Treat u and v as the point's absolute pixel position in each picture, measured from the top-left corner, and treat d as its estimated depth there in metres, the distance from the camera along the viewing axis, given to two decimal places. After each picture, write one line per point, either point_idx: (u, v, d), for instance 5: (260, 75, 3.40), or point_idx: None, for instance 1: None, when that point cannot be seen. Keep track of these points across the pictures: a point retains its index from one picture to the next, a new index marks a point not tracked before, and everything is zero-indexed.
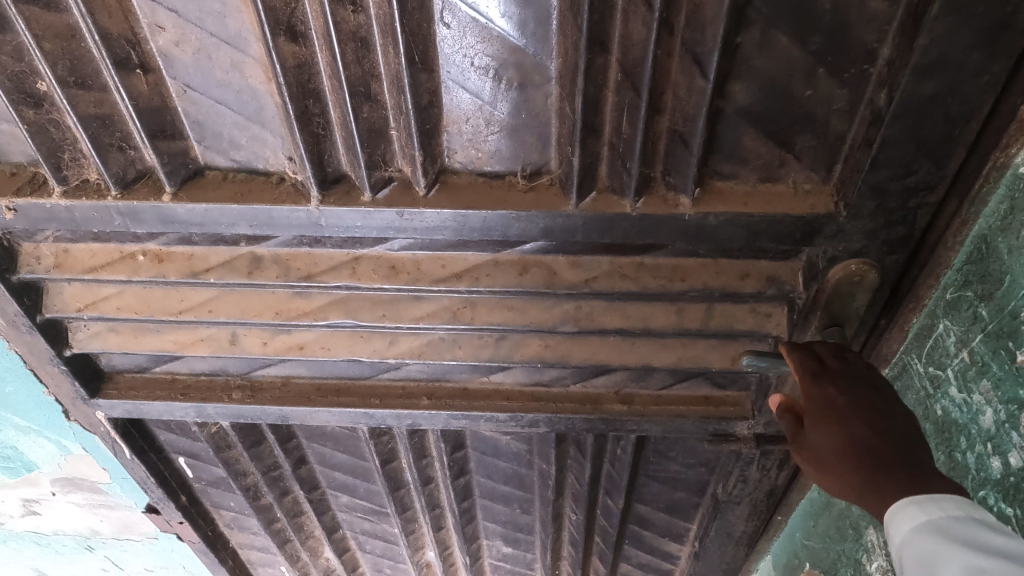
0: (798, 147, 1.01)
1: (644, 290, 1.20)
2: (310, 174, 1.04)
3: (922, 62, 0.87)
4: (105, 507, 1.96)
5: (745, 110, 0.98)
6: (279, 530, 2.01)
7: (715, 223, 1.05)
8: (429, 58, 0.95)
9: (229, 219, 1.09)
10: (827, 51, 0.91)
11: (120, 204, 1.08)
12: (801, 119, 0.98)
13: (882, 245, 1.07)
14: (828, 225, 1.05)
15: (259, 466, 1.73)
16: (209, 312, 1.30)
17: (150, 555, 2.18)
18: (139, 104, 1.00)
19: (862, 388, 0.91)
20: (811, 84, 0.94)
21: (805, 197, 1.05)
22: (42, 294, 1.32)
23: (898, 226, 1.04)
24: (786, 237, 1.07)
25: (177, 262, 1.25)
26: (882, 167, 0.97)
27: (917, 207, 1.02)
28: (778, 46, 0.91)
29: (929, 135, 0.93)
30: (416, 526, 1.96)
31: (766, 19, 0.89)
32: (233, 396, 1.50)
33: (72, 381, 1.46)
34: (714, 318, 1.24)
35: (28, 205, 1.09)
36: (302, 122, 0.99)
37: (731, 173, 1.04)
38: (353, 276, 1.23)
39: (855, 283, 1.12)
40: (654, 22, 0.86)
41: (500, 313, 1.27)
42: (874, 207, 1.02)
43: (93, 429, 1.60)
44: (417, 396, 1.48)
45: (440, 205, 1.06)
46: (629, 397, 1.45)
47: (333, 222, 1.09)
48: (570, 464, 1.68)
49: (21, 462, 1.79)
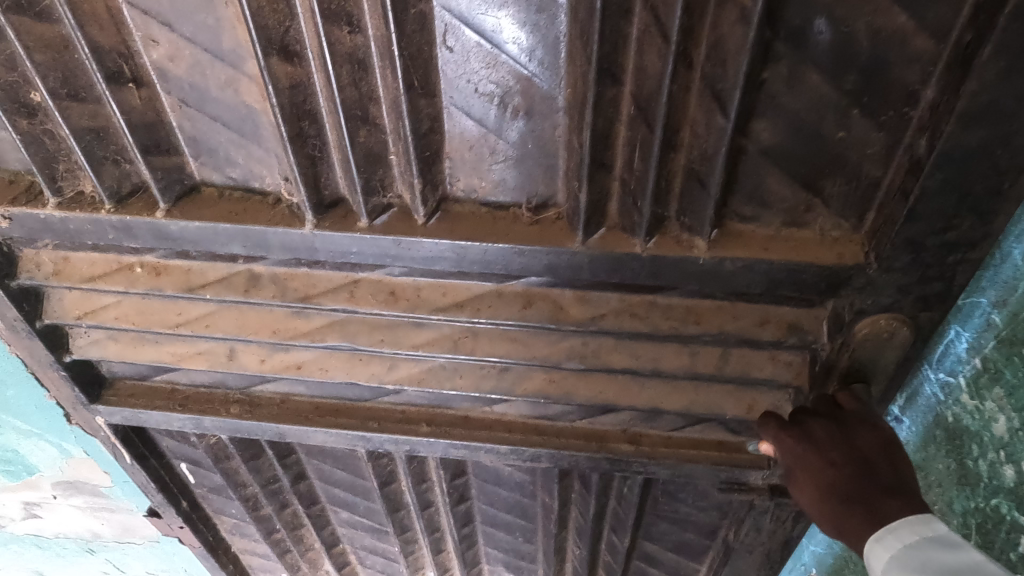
0: (828, 191, 0.93)
1: (655, 331, 1.13)
2: (305, 197, 0.99)
3: (970, 109, 0.78)
4: (107, 510, 1.96)
5: (769, 149, 0.90)
6: (279, 541, 1.98)
7: (732, 268, 0.98)
8: (430, 82, 0.89)
9: (223, 238, 1.05)
10: (863, 90, 0.83)
11: (114, 218, 1.05)
12: (831, 161, 0.90)
13: (916, 301, 0.98)
14: (857, 276, 0.96)
15: (257, 479, 1.70)
16: (206, 327, 1.27)
17: (152, 558, 2.18)
18: (132, 118, 0.96)
19: (818, 432, 0.99)
20: (843, 125, 0.86)
21: (832, 245, 0.96)
22: (41, 300, 1.30)
23: (934, 282, 0.95)
24: (809, 288, 0.99)
25: (174, 275, 1.22)
26: (920, 219, 0.88)
27: (957, 264, 0.92)
28: (808, 84, 0.83)
29: (974, 188, 0.84)
30: (415, 548, 1.91)
31: (796, 54, 0.81)
32: (231, 410, 1.47)
33: (72, 386, 1.45)
34: (729, 364, 1.16)
35: (23, 215, 1.07)
36: (296, 144, 0.94)
37: (752, 215, 0.97)
38: (351, 299, 1.19)
39: (885, 340, 1.02)
40: (671, 55, 0.78)
41: (503, 344, 1.21)
42: (908, 260, 0.93)
43: (94, 433, 1.59)
44: (416, 422, 1.42)
45: (439, 236, 1.01)
46: (637, 437, 1.38)
47: (327, 247, 1.04)
48: (573, 499, 1.61)
49: (22, 466, 1.78)
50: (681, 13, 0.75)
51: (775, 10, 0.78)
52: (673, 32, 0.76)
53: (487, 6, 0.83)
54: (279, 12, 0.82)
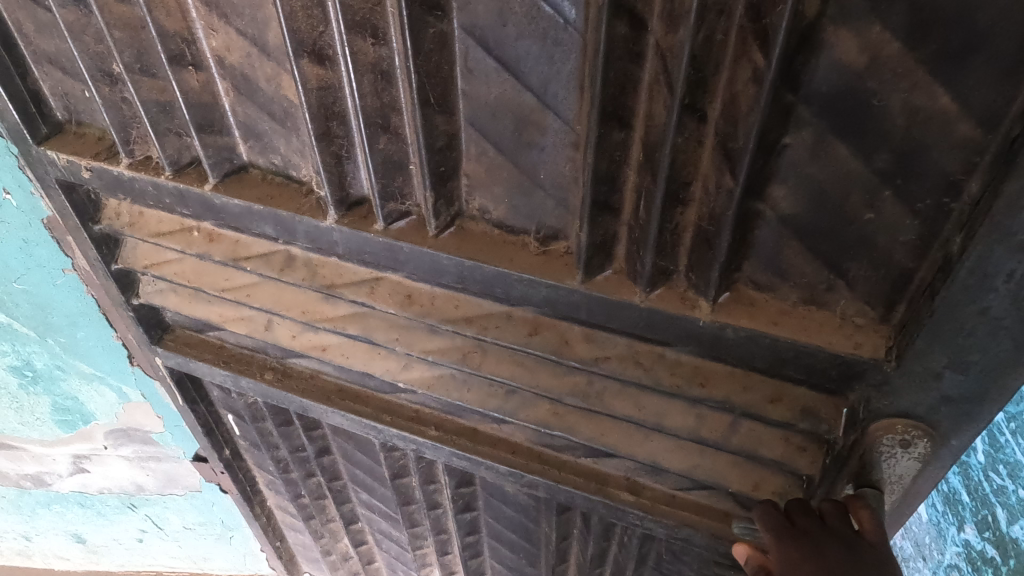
0: (851, 274, 0.84)
1: (657, 386, 1.07)
2: (329, 193, 1.03)
3: (1008, 213, 0.68)
4: (153, 460, 2.14)
5: (789, 219, 0.83)
6: (306, 505, 2.09)
7: (734, 336, 0.91)
8: (447, 100, 0.90)
9: (258, 217, 1.12)
10: (898, 172, 0.74)
11: (171, 184, 1.15)
12: (857, 243, 0.81)
13: (942, 410, 0.87)
14: (873, 372, 0.87)
15: (286, 444, 1.80)
16: (246, 298, 1.36)
17: (190, 510, 2.37)
18: (189, 97, 1.04)
19: (827, 551, 0.88)
20: (873, 207, 0.78)
21: (851, 333, 0.88)
22: (118, 246, 1.44)
23: (962, 395, 0.85)
24: (819, 371, 0.90)
25: (223, 244, 1.31)
26: (947, 323, 0.78)
27: (989, 381, 0.82)
28: (835, 156, 0.76)
29: (1010, 301, 0.74)
30: (423, 545, 1.94)
31: (821, 122, 0.74)
32: (266, 376, 1.56)
33: (136, 327, 1.60)
34: (736, 436, 1.09)
35: (102, 169, 1.21)
36: (323, 142, 0.98)
37: (767, 284, 0.90)
38: (371, 295, 1.22)
39: (901, 446, 0.92)
40: (676, 107, 0.74)
41: (509, 366, 1.20)
42: (932, 366, 0.83)
43: (153, 373, 1.75)
44: (427, 424, 1.45)
45: (447, 250, 1.02)
46: (639, 487, 1.32)
47: (346, 242, 1.08)
48: (573, 535, 1.57)
49: (79, 413, 1.95)
50: (689, 64, 0.71)
51: (799, 71, 0.71)
52: (678, 83, 0.72)
53: (506, 34, 0.82)
54: (313, 18, 0.86)
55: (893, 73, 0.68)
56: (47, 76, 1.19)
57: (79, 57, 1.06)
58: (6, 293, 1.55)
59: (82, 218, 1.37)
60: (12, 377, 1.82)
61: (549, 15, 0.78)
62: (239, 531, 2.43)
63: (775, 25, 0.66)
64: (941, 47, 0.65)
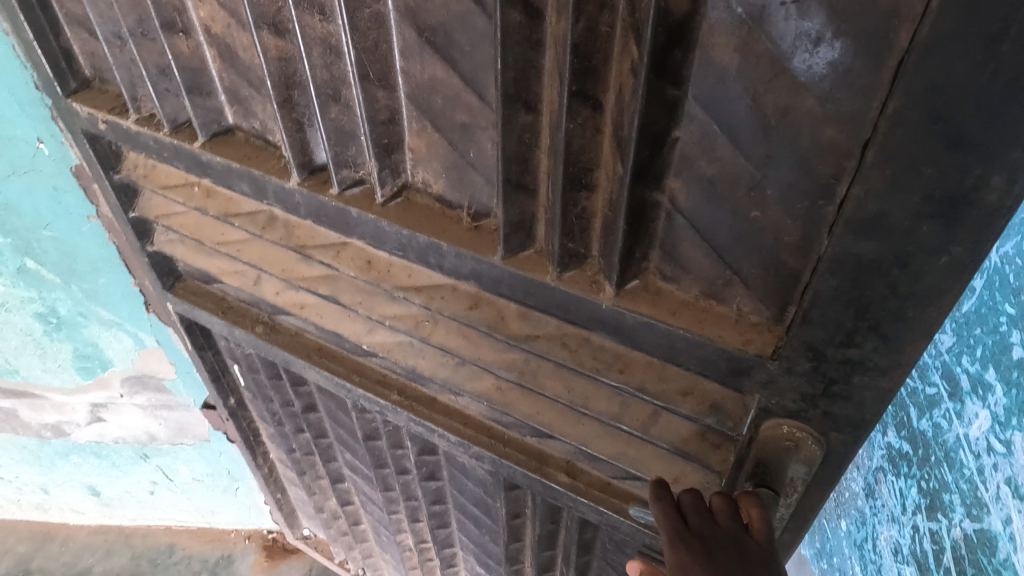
0: (744, 271, 0.86)
1: (580, 368, 1.11)
2: (292, 157, 1.13)
3: (859, 217, 0.69)
4: (165, 408, 2.32)
5: (686, 211, 0.87)
6: (299, 459, 2.22)
7: (634, 322, 0.95)
8: (387, 76, 0.97)
9: (236, 175, 1.24)
10: (775, 173, 0.76)
11: (167, 139, 1.28)
12: (745, 239, 0.84)
13: (823, 413, 0.89)
14: (759, 369, 0.89)
15: (279, 396, 1.93)
16: (237, 253, 1.48)
17: (199, 460, 2.55)
18: (180, 61, 1.16)
19: (717, 547, 0.83)
20: (757, 205, 0.80)
21: (745, 330, 0.90)
22: (136, 196, 1.60)
23: (840, 401, 0.86)
24: (714, 363, 0.93)
25: (217, 201, 1.43)
26: (818, 324, 0.80)
27: (865, 388, 0.83)
28: (721, 152, 0.78)
29: (872, 306, 0.75)
30: (398, 509, 2.03)
31: (705, 117, 0.77)
32: (256, 329, 1.68)
33: (151, 274, 1.75)
34: (655, 426, 1.12)
35: (115, 122, 1.35)
36: (285, 109, 1.08)
37: (671, 275, 0.94)
38: (337, 258, 1.32)
39: (789, 448, 0.94)
40: (564, 94, 0.78)
41: (455, 337, 1.27)
42: (810, 367, 0.85)
43: (167, 319, 1.91)
44: (391, 388, 1.53)
45: (392, 218, 1.09)
46: (577, 471, 1.36)
47: (309, 204, 1.18)
48: (525, 514, 1.63)
49: (98, 359, 2.13)
50: (572, 54, 0.75)
51: (679, 67, 0.75)
52: (564, 71, 0.76)
53: (433, 18, 0.88)
54: None
55: (762, 74, 0.70)
56: (76, 37, 1.34)
57: (94, 20, 1.19)
58: (36, 240, 1.71)
59: (105, 166, 1.52)
60: (37, 323, 1.98)
61: (467, 3, 0.84)
62: (244, 482, 2.61)
63: (644, 19, 0.69)
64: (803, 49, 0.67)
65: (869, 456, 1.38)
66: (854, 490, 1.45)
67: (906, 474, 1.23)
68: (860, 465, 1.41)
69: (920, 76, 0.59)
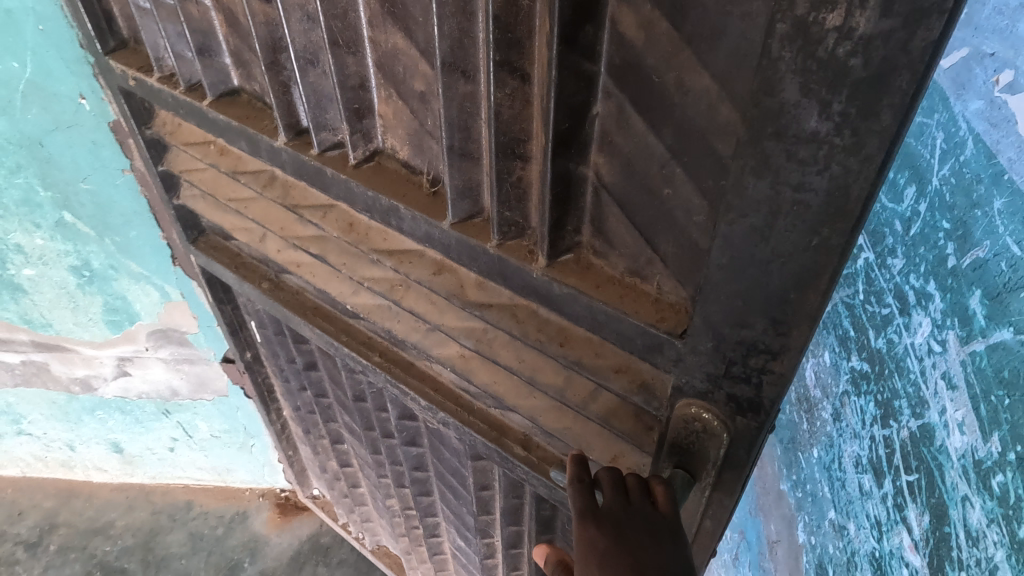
0: (661, 250, 0.90)
1: (524, 337, 1.16)
2: (280, 118, 1.26)
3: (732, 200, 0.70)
4: (187, 362, 2.43)
5: (609, 187, 0.91)
6: (305, 418, 2.36)
7: (562, 292, 1.00)
8: (355, 43, 1.07)
9: (235, 133, 1.37)
10: (681, 150, 0.79)
11: (180, 97, 1.42)
12: (662, 217, 0.87)
13: (727, 396, 0.89)
14: (669, 348, 0.90)
15: (286, 352, 2.07)
16: (243, 210, 1.61)
17: (217, 417, 2.67)
18: (192, 24, 1.29)
19: (626, 529, 0.82)
20: (667, 181, 0.83)
21: (661, 308, 0.92)
22: (164, 151, 1.73)
23: (741, 384, 0.86)
24: (631, 337, 0.94)
25: (229, 158, 1.56)
26: (712, 303, 0.81)
27: (761, 372, 0.83)
28: (635, 129, 0.82)
29: (757, 289, 0.75)
30: (387, 472, 2.15)
31: (621, 93, 0.81)
32: (263, 285, 1.81)
33: (177, 227, 1.90)
34: (594, 402, 1.15)
35: (141, 80, 1.50)
36: (272, 72, 1.20)
37: (601, 250, 0.98)
38: (324, 220, 1.42)
39: (701, 431, 0.94)
40: (489, 64, 0.82)
41: (424, 303, 1.34)
42: (710, 347, 0.85)
43: (193, 275, 2.06)
44: (373, 349, 1.64)
45: (361, 179, 1.21)
46: (531, 445, 1.41)
47: (293, 163, 1.31)
48: (492, 486, 1.70)
49: (126, 314, 2.23)
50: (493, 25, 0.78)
51: (591, 41, 0.78)
52: (486, 44, 0.80)
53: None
54: None
55: (663, 50, 0.74)
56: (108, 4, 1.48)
57: None
58: (74, 193, 1.85)
59: (137, 122, 1.66)
60: (71, 276, 2.10)
61: None
62: (260, 440, 2.76)
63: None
64: (695, 30, 0.70)
65: (836, 384, 1.47)
66: (823, 418, 1.52)
67: (866, 391, 1.31)
68: (829, 394, 1.49)
69: (783, 51, 0.58)
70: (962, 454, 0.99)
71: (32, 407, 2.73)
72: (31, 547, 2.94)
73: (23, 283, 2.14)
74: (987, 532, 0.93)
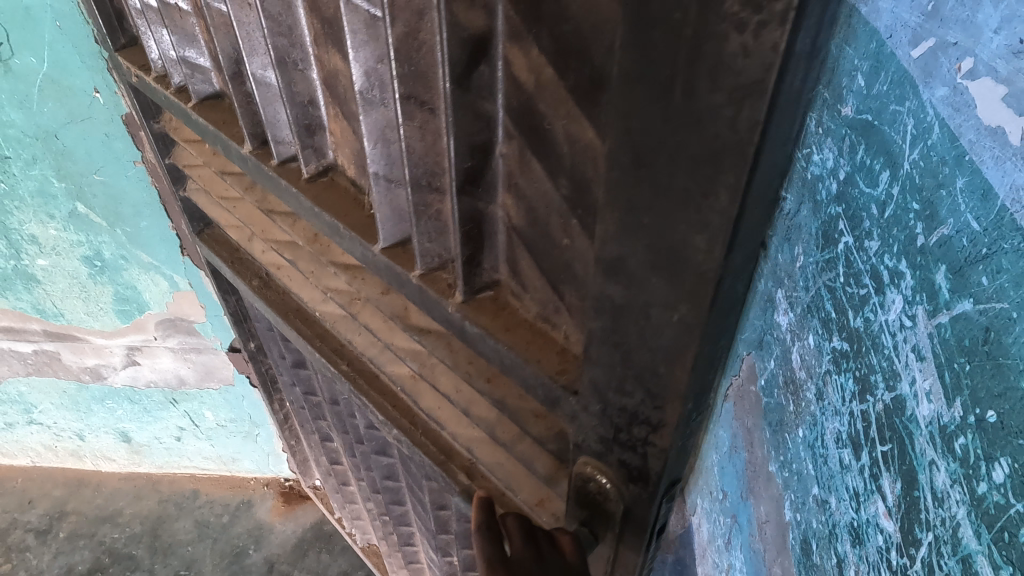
0: (565, 297, 0.86)
1: (456, 366, 1.15)
2: (245, 126, 1.29)
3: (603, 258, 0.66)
4: (195, 352, 2.50)
5: (517, 228, 0.89)
6: (299, 413, 2.40)
7: (472, 332, 0.97)
8: (302, 60, 1.08)
9: (212, 137, 1.42)
10: (577, 202, 0.76)
11: (171, 98, 1.47)
12: (563, 268, 0.85)
13: (618, 460, 0.82)
14: (566, 402, 0.86)
15: (277, 347, 2.12)
16: (232, 209, 1.65)
17: (223, 406, 2.74)
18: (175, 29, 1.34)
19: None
20: (566, 234, 0.81)
21: (563, 359, 0.89)
22: (171, 145, 1.78)
23: (628, 451, 0.80)
24: (537, 392, 0.92)
25: (217, 160, 1.62)
26: (596, 366, 0.76)
27: (644, 443, 0.77)
28: (535, 176, 0.81)
29: (631, 356, 0.71)
30: (365, 476, 2.22)
31: (521, 136, 0.79)
32: (253, 282, 1.81)
33: (185, 218, 1.95)
34: (519, 443, 1.11)
35: (141, 79, 1.55)
36: (236, 82, 1.23)
37: (516, 292, 0.96)
38: (292, 227, 1.44)
39: (601, 492, 0.87)
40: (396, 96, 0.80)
41: (377, 321, 1.32)
42: (598, 409, 0.80)
43: (199, 266, 2.12)
44: (340, 358, 1.61)
45: (309, 193, 1.21)
46: (475, 472, 1.35)
47: (258, 172, 1.34)
48: (449, 507, 1.73)
49: (136, 303, 2.30)
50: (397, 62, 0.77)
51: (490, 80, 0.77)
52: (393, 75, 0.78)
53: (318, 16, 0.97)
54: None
55: (552, 97, 0.72)
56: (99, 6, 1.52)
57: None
58: (87, 185, 1.92)
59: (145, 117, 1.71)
60: (83, 266, 2.18)
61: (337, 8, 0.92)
62: (264, 428, 2.83)
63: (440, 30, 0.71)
64: (576, 83, 0.68)
65: None
66: None
67: None
68: None
69: (630, 122, 0.56)
70: (931, 418, 0.82)
71: (42, 396, 2.80)
72: (41, 534, 3.01)
73: (37, 273, 2.22)
74: (949, 491, 0.80)
